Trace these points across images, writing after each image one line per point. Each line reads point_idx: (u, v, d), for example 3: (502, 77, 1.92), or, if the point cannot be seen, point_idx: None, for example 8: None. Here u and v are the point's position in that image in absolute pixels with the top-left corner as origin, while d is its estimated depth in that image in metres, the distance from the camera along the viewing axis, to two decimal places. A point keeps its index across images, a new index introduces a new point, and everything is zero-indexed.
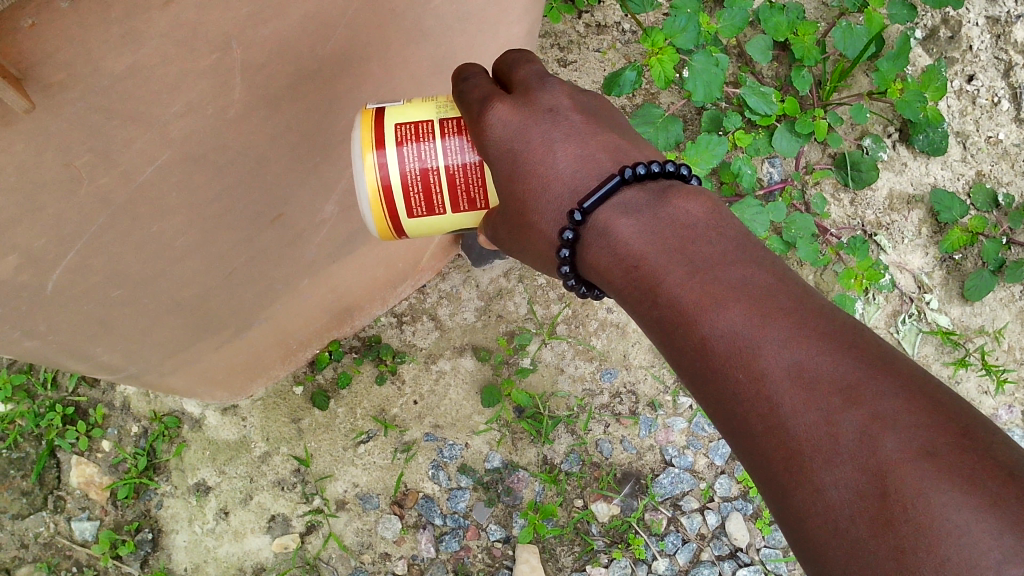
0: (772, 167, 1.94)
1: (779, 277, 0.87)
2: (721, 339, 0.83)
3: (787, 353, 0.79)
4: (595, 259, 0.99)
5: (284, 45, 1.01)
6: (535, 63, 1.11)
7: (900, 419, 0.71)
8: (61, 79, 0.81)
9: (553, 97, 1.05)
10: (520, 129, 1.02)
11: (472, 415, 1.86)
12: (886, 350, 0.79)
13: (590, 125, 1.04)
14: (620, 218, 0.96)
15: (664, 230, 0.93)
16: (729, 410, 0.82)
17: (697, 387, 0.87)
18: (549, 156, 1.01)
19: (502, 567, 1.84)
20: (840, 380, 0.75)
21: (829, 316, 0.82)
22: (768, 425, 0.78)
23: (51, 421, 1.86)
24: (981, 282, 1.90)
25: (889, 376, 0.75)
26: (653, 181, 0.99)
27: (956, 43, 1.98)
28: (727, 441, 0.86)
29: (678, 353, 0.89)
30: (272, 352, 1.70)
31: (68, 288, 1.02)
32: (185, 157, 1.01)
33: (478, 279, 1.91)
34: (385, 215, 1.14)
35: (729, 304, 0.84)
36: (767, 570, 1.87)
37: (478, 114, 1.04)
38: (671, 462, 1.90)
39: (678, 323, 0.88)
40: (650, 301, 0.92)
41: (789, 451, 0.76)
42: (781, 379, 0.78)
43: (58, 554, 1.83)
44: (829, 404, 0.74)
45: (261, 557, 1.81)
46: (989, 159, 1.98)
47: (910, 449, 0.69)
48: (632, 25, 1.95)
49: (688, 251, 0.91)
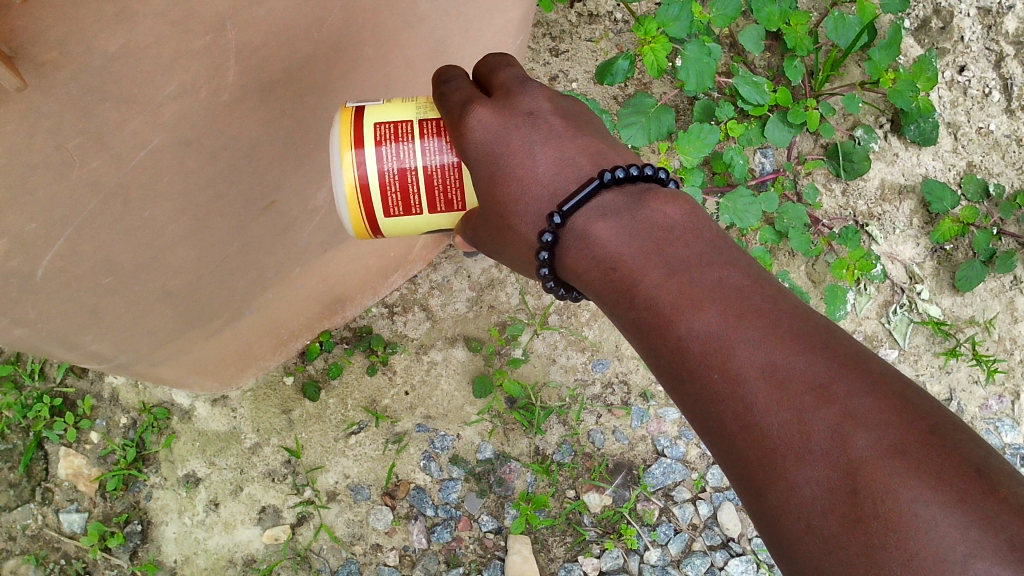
0: (764, 158, 1.94)
1: (754, 277, 0.87)
2: (696, 338, 0.82)
3: (761, 352, 0.78)
4: (574, 262, 0.98)
5: (278, 27, 1.00)
6: (516, 66, 1.10)
7: (871, 417, 0.71)
8: (53, 58, 0.79)
9: (533, 100, 1.04)
10: (501, 133, 1.01)
11: (464, 405, 1.86)
12: (858, 350, 0.78)
13: (571, 129, 1.03)
14: (598, 222, 0.96)
15: (640, 231, 0.93)
16: (705, 410, 0.82)
17: (673, 388, 0.87)
18: (529, 158, 1.01)
19: (494, 558, 1.83)
20: (812, 379, 0.75)
21: (802, 316, 0.82)
22: (741, 424, 0.77)
23: (39, 413, 1.83)
24: (971, 272, 1.91)
25: (861, 375, 0.75)
26: (632, 184, 0.98)
27: (947, 34, 1.98)
28: (703, 442, 0.85)
29: (655, 353, 0.88)
30: (263, 342, 1.69)
31: (57, 275, 1.01)
32: (177, 142, 1.00)
33: (470, 270, 1.90)
34: (363, 214, 1.13)
35: (705, 304, 0.83)
36: (759, 560, 1.88)
37: (459, 117, 1.03)
38: (663, 452, 1.89)
39: (655, 323, 0.87)
40: (626, 302, 0.92)
41: (763, 449, 0.75)
42: (754, 379, 0.77)
43: (46, 546, 1.82)
44: (801, 403, 0.74)
45: (252, 549, 1.80)
46: (979, 150, 1.99)
47: (880, 446, 0.69)
48: (625, 15, 1.93)
49: (665, 253, 0.90)
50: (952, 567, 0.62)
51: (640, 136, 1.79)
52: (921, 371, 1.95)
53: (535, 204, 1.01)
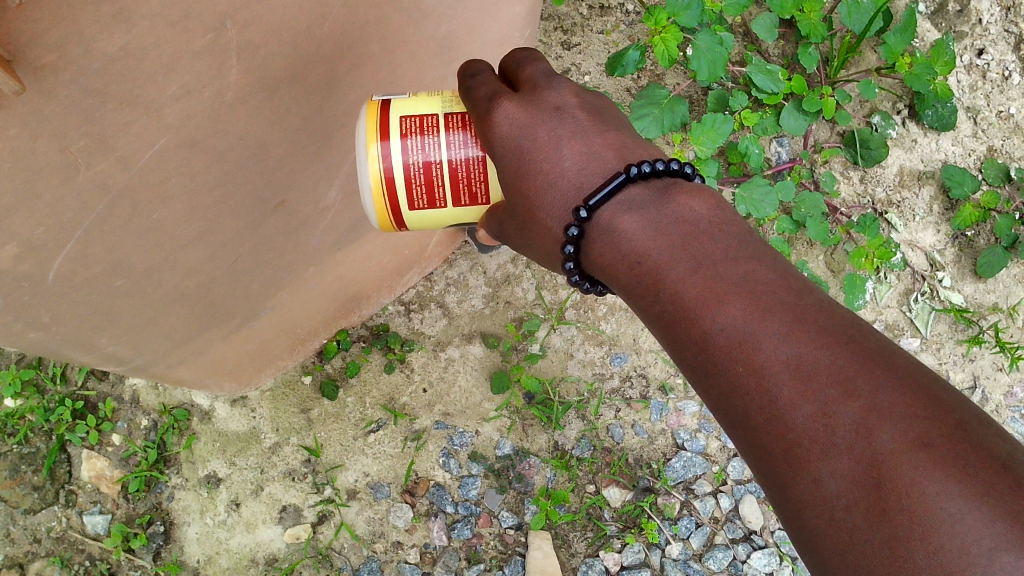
0: (780, 147, 1.93)
1: (779, 272, 0.85)
2: (721, 333, 0.81)
3: (787, 345, 0.77)
4: (600, 255, 0.97)
5: (279, 24, 1.00)
6: (542, 60, 1.08)
7: (896, 410, 0.70)
8: (52, 61, 0.79)
9: (560, 95, 1.03)
10: (526, 128, 1.01)
11: (482, 402, 1.86)
12: (884, 344, 0.77)
13: (595, 123, 1.02)
14: (624, 216, 0.95)
15: (667, 226, 0.92)
16: (729, 403, 0.81)
17: (699, 381, 0.85)
18: (555, 153, 1.00)
19: (515, 554, 1.83)
20: (837, 372, 0.74)
21: (828, 310, 0.80)
22: (766, 418, 0.76)
23: (61, 416, 1.84)
24: (993, 258, 1.89)
25: (887, 370, 0.73)
26: (658, 178, 0.97)
27: (965, 17, 1.95)
28: (729, 437, 0.84)
29: (681, 347, 0.87)
30: (279, 342, 1.70)
31: (68, 278, 1.01)
32: (183, 142, 0.99)
33: (486, 266, 1.91)
34: (387, 207, 1.13)
35: (729, 298, 0.82)
36: (781, 552, 1.85)
37: (486, 111, 1.02)
38: (683, 446, 1.88)
39: (680, 317, 0.86)
40: (651, 297, 0.90)
41: (788, 442, 0.74)
42: (779, 372, 0.76)
43: (71, 548, 1.83)
44: (826, 396, 0.73)
45: (273, 548, 1.81)
46: (1000, 134, 1.96)
47: (905, 440, 0.68)
48: (636, 6, 1.92)
49: (690, 246, 0.89)
50: (977, 560, 0.62)
51: (653, 127, 1.78)
52: (944, 360, 1.93)
53: (555, 190, 1.00)
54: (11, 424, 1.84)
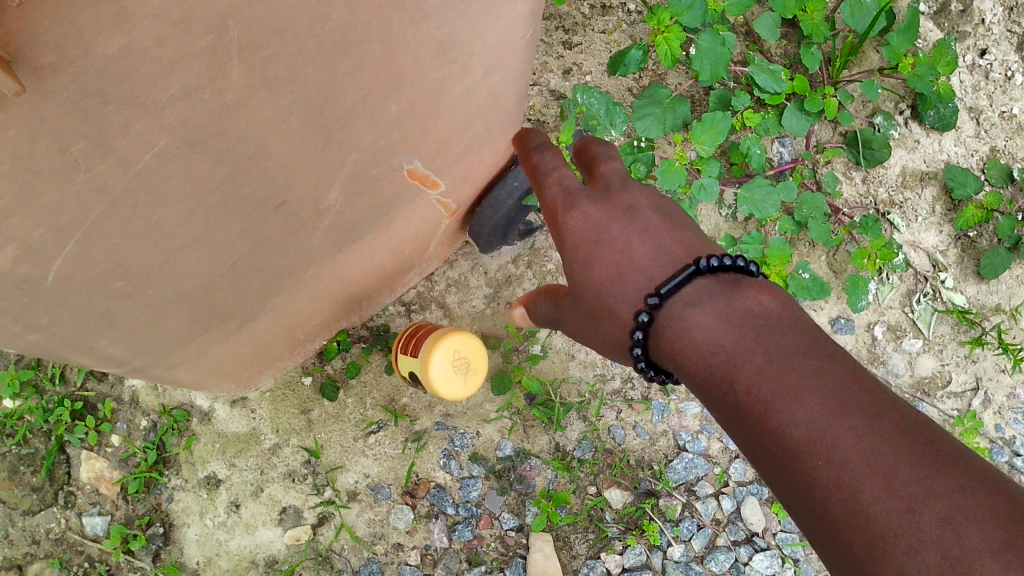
0: (782, 147, 1.91)
1: (853, 362, 0.85)
2: (798, 430, 0.80)
3: (866, 442, 0.75)
4: (670, 341, 1.00)
5: (282, 25, 0.96)
6: (617, 159, 1.19)
7: (981, 512, 0.68)
8: (51, 62, 0.76)
9: (634, 195, 1.12)
10: (601, 222, 1.11)
11: (483, 403, 1.85)
12: (963, 448, 0.75)
13: (667, 223, 1.10)
14: (694, 310, 0.99)
15: (740, 319, 0.94)
16: (805, 500, 0.79)
17: (773, 479, 0.84)
18: (626, 245, 1.08)
19: (516, 556, 1.82)
20: (920, 471, 0.72)
21: (907, 411, 0.79)
22: (845, 510, 0.74)
23: (60, 417, 1.83)
24: (996, 259, 1.88)
25: (969, 472, 0.72)
26: (725, 273, 1.02)
27: (969, 16, 1.94)
28: (803, 535, 0.82)
29: (753, 443, 0.86)
30: (280, 343, 1.69)
31: (68, 280, 1.00)
32: (184, 143, 0.98)
33: (487, 267, 1.91)
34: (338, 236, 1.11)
35: (804, 396, 0.81)
36: (783, 554, 1.85)
37: (563, 207, 1.15)
38: (685, 447, 1.87)
39: (754, 411, 0.85)
40: (725, 393, 0.90)
41: (870, 536, 0.72)
42: (858, 467, 0.74)
43: (70, 550, 1.82)
44: (910, 493, 0.71)
45: (273, 549, 1.81)
46: (1003, 135, 1.96)
47: (996, 542, 0.66)
48: (638, 5, 1.91)
49: (765, 339, 0.90)
50: None
51: (655, 127, 1.77)
52: (946, 361, 1.92)
53: None
54: (10, 424, 1.82)
